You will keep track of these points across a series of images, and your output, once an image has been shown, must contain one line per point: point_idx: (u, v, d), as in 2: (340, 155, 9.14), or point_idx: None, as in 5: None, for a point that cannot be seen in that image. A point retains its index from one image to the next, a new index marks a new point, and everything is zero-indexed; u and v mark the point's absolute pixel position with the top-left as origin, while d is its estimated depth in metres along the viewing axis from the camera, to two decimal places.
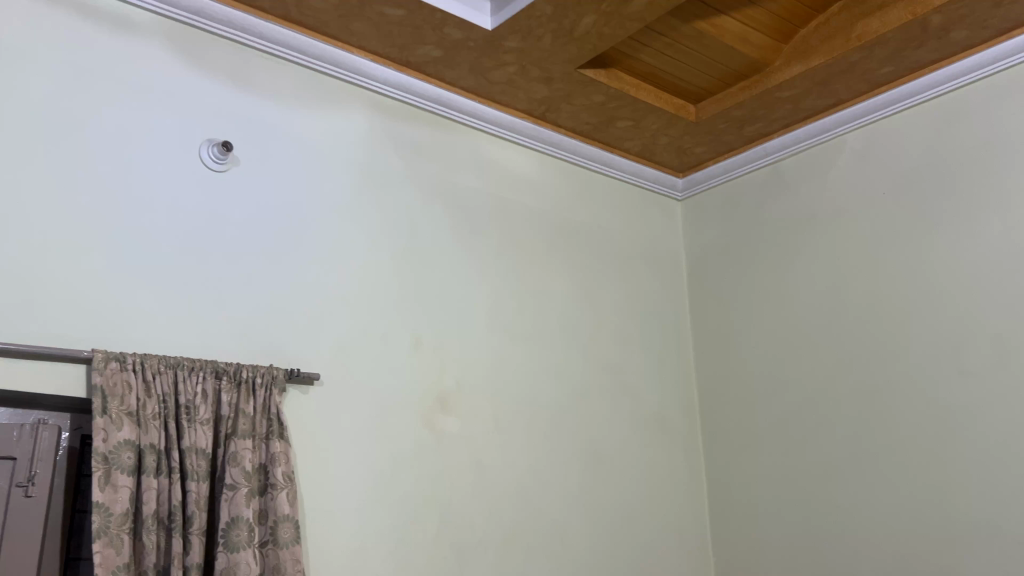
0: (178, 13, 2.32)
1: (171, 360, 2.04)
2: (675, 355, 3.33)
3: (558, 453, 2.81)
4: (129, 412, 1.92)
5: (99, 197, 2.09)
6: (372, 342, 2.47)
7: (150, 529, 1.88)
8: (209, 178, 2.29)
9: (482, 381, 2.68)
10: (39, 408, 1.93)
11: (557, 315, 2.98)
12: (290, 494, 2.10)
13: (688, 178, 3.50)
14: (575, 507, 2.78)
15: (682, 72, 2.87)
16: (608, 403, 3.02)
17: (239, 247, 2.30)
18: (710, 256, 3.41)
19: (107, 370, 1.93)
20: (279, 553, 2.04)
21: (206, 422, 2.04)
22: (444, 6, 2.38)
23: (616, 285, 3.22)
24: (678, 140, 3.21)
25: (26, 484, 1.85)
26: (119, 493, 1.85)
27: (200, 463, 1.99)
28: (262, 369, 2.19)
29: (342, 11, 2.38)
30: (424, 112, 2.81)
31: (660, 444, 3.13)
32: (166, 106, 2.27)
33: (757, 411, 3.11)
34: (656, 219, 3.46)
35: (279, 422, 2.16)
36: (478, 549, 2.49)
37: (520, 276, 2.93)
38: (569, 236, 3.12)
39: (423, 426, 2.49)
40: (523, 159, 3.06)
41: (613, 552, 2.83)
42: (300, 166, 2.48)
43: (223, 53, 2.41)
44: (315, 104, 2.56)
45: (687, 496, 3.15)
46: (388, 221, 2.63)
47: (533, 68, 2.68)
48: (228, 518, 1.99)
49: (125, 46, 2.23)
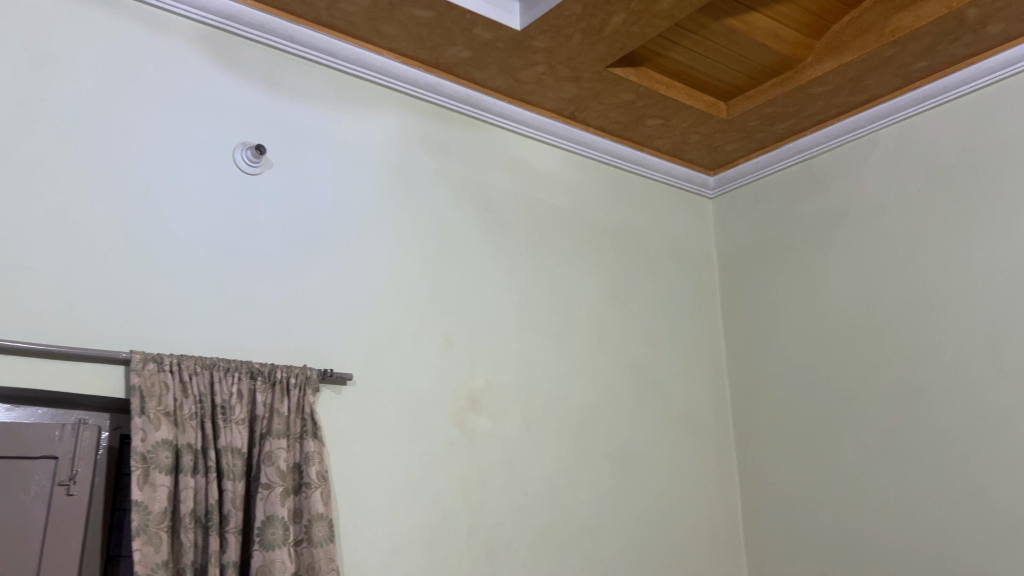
0: (211, 19, 2.35)
1: (207, 361, 2.07)
2: (707, 354, 3.32)
3: (589, 452, 2.80)
4: (167, 412, 1.96)
5: (137, 202, 2.13)
6: (403, 341, 2.48)
7: (188, 527, 1.91)
8: (242, 181, 2.32)
9: (512, 380, 2.69)
10: (79, 408, 1.99)
11: (587, 314, 2.98)
12: (324, 494, 2.13)
13: (719, 176, 3.48)
14: (606, 506, 2.77)
15: (713, 70, 2.85)
16: (639, 402, 3.01)
17: (272, 249, 2.32)
18: (742, 255, 3.39)
19: (145, 370, 1.96)
20: (313, 552, 2.06)
21: (241, 422, 2.07)
22: (473, 7, 2.39)
23: (646, 284, 3.20)
24: (709, 138, 3.19)
25: (67, 483, 1.89)
26: (158, 492, 1.89)
27: (235, 463, 2.02)
28: (296, 369, 2.21)
29: (372, 14, 2.40)
30: (454, 113, 2.82)
31: (692, 444, 3.12)
32: (200, 110, 2.30)
33: (791, 410, 3.09)
34: (686, 217, 3.45)
35: (313, 422, 2.19)
36: (509, 549, 2.50)
37: (550, 275, 2.92)
38: (599, 235, 3.12)
39: (453, 426, 2.50)
40: (552, 159, 3.06)
41: (644, 552, 2.82)
42: (331, 168, 2.50)
43: (255, 58, 2.44)
44: (346, 107, 2.58)
45: (719, 496, 3.14)
46: (418, 221, 2.64)
47: (562, 68, 2.68)
48: (263, 517, 2.02)
49: (162, 52, 2.27)
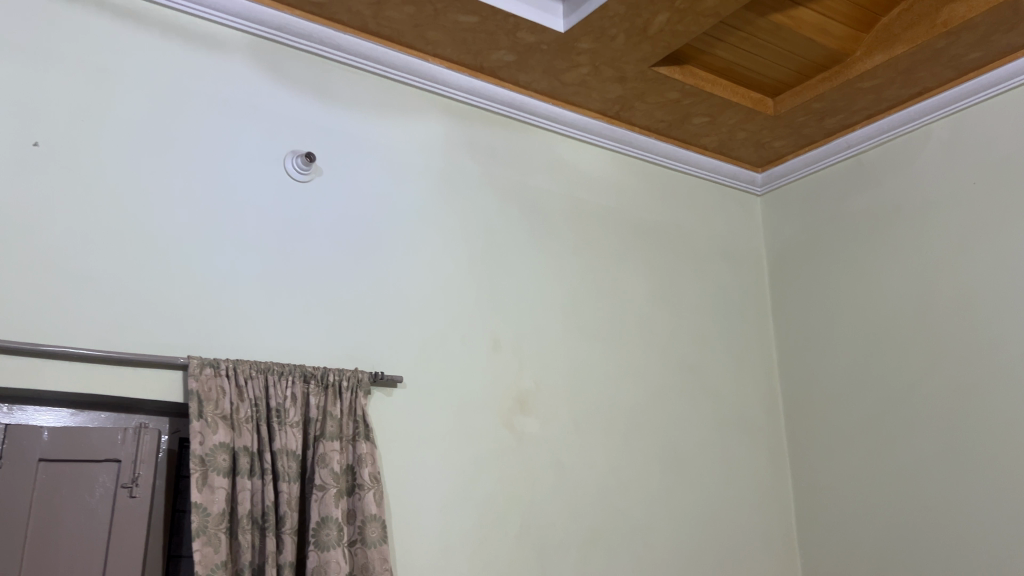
0: (261, 30, 2.40)
1: (262, 365, 2.12)
2: (758, 353, 3.28)
3: (638, 453, 2.79)
4: (224, 415, 2.01)
5: (193, 211, 2.19)
6: (451, 344, 2.50)
7: (245, 528, 1.96)
8: (293, 188, 2.37)
9: (561, 382, 2.69)
10: (139, 413, 2.06)
11: (634, 315, 2.97)
12: (377, 494, 2.16)
13: (768, 173, 3.43)
14: (657, 506, 2.76)
15: (760, 66, 2.82)
16: (689, 403, 2.99)
17: (322, 256, 2.36)
18: (792, 252, 3.34)
19: (203, 375, 2.02)
20: (367, 552, 2.09)
21: (295, 424, 2.11)
22: (517, 11, 2.40)
23: (694, 282, 3.18)
24: (757, 135, 3.15)
25: (130, 485, 1.95)
26: (216, 493, 1.94)
27: (291, 464, 2.06)
28: (347, 372, 2.24)
29: (418, 20, 2.43)
30: (498, 116, 2.83)
31: (743, 444, 3.08)
32: (251, 120, 2.35)
33: (844, 409, 3.04)
34: (734, 215, 3.41)
35: (365, 424, 2.22)
36: (559, 550, 2.50)
37: (595, 276, 2.92)
38: (645, 235, 3.10)
39: (502, 427, 2.52)
40: (597, 159, 3.05)
41: (695, 552, 2.80)
42: (379, 173, 2.54)
43: (304, 67, 2.48)
44: (393, 113, 2.62)
45: (772, 496, 3.09)
46: (464, 224, 2.66)
47: (607, 68, 2.67)
48: (318, 517, 2.06)
49: (214, 64, 2.33)
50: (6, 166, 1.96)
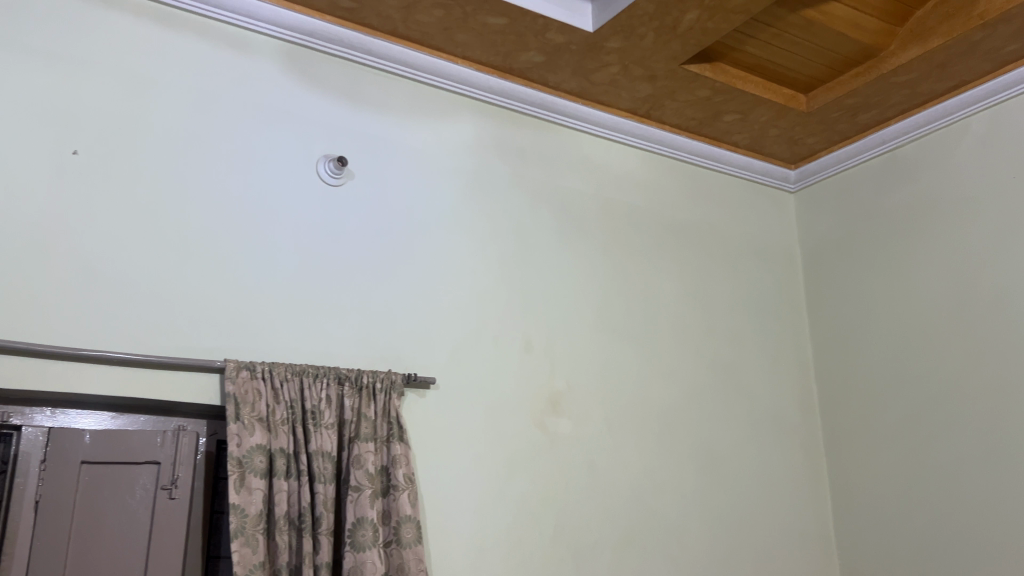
0: (292, 36, 2.42)
1: (297, 367, 2.14)
2: (793, 352, 3.24)
3: (672, 453, 2.78)
4: (260, 417, 2.04)
5: (227, 215, 2.22)
6: (483, 345, 2.51)
7: (283, 529, 1.98)
8: (325, 192, 2.39)
9: (593, 382, 2.69)
10: (177, 415, 2.08)
11: (666, 315, 2.95)
12: (411, 495, 2.17)
13: (801, 169, 3.39)
14: (691, 507, 2.75)
15: (792, 62, 2.79)
16: (722, 402, 2.96)
17: (355, 259, 2.38)
18: (827, 249, 3.30)
19: (239, 378, 2.04)
20: (403, 553, 2.11)
21: (330, 426, 2.13)
22: (546, 12, 2.40)
23: (726, 281, 3.15)
24: (789, 131, 3.12)
25: (170, 487, 1.99)
26: (253, 495, 1.96)
27: (326, 466, 2.08)
28: (381, 374, 2.26)
29: (447, 23, 2.44)
30: (528, 117, 2.83)
31: (779, 444, 3.06)
32: (283, 125, 2.38)
33: (881, 408, 3.00)
34: (767, 212, 3.37)
35: (399, 425, 2.23)
36: (594, 551, 2.50)
37: (626, 275, 2.90)
38: (677, 233, 3.08)
39: (535, 428, 2.52)
40: (628, 158, 3.04)
41: (731, 553, 2.78)
42: (410, 176, 2.55)
43: (334, 72, 2.50)
44: (423, 116, 2.63)
45: (809, 496, 3.06)
46: (494, 225, 2.67)
47: (636, 67, 2.67)
48: (354, 518, 2.08)
49: (246, 70, 2.35)
50: (46, 175, 2.01)
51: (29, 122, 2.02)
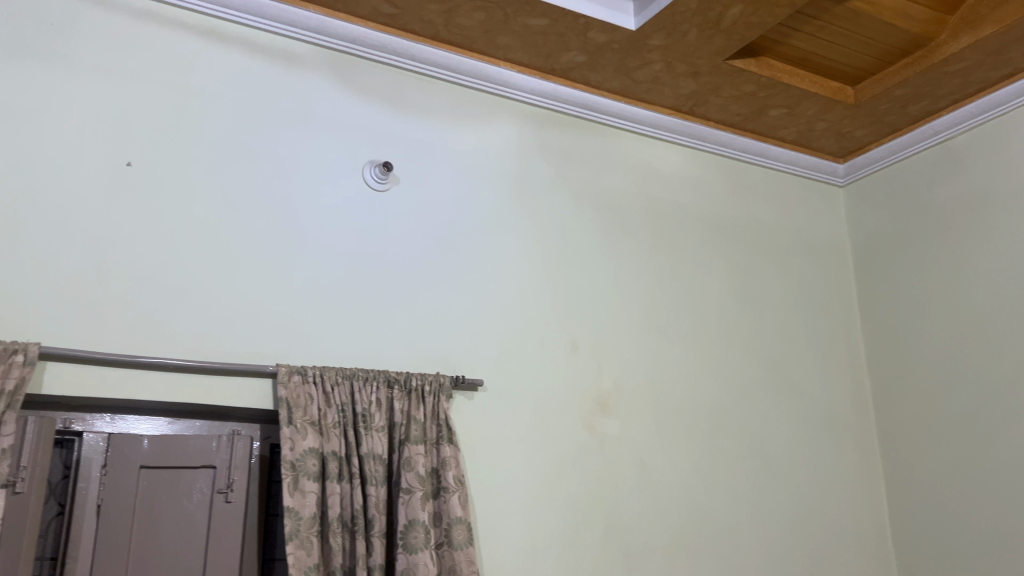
0: (336, 43, 2.45)
1: (347, 371, 2.17)
2: (845, 348, 3.19)
3: (722, 452, 2.75)
4: (312, 421, 2.07)
5: (275, 223, 2.25)
6: (530, 347, 2.51)
7: (336, 531, 2.01)
8: (372, 198, 2.41)
9: (641, 382, 2.67)
10: (232, 420, 2.13)
11: (714, 313, 2.92)
12: (462, 497, 2.18)
13: (850, 163, 3.34)
14: (743, 506, 2.72)
15: (839, 54, 2.75)
16: (773, 401, 2.93)
17: (402, 264, 2.40)
18: (878, 243, 3.24)
19: (291, 383, 2.08)
20: (454, 554, 2.12)
21: (381, 429, 2.15)
22: (588, 12, 2.40)
23: (775, 278, 3.11)
24: (836, 125, 3.07)
25: (226, 490, 2.01)
26: (307, 498, 1.99)
27: (377, 469, 2.11)
28: (429, 377, 2.28)
29: (488, 26, 2.45)
30: (571, 117, 2.83)
31: (832, 442, 3.01)
32: (329, 132, 2.40)
33: (937, 404, 2.93)
34: (815, 207, 3.32)
35: (449, 428, 2.25)
36: (645, 551, 2.48)
37: (673, 274, 2.88)
38: (723, 230, 3.05)
39: (583, 429, 2.52)
40: (672, 156, 3.01)
41: (785, 553, 2.75)
42: (455, 179, 2.56)
43: (378, 78, 2.52)
44: (466, 119, 2.64)
45: (864, 495, 3.01)
46: (539, 226, 2.67)
47: (680, 64, 2.64)
48: (405, 520, 2.10)
49: (292, 79, 2.39)
50: (102, 187, 2.06)
51: (85, 136, 2.08)
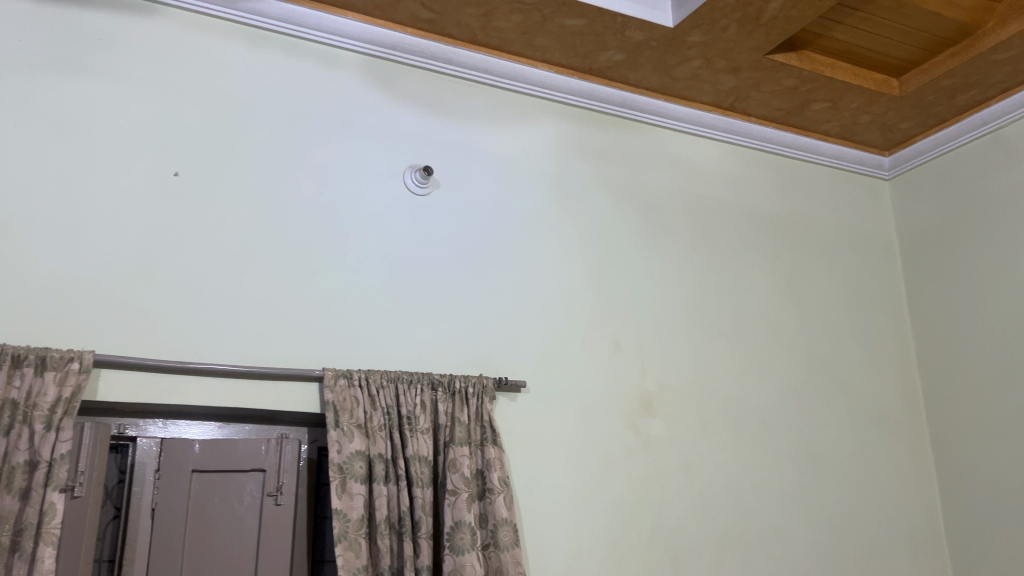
0: (375, 50, 2.47)
1: (392, 375, 2.19)
2: (894, 344, 3.13)
3: (768, 451, 2.72)
4: (358, 424, 2.10)
5: (320, 229, 2.28)
6: (573, 348, 2.51)
7: (384, 533, 2.03)
8: (413, 202, 2.43)
9: (685, 381, 2.65)
10: (280, 424, 2.17)
11: (758, 311, 2.89)
12: (507, 498, 2.19)
13: (896, 156, 3.28)
14: (791, 506, 2.69)
15: (882, 46, 2.70)
16: (819, 399, 2.88)
17: (444, 267, 2.41)
18: (926, 236, 3.18)
19: (337, 387, 2.10)
20: (501, 556, 2.13)
21: (426, 431, 2.17)
22: (626, 10, 2.39)
23: (820, 274, 3.07)
24: (881, 117, 3.02)
25: (275, 492, 2.04)
26: (355, 500, 2.02)
27: (423, 470, 2.12)
28: (473, 378, 2.29)
29: (526, 28, 2.45)
30: (610, 117, 2.82)
31: (881, 440, 2.96)
32: (370, 138, 2.43)
33: (991, 400, 2.87)
34: (860, 200, 3.26)
35: (493, 429, 2.26)
36: (693, 552, 2.47)
37: (717, 272, 2.86)
38: (766, 226, 3.01)
39: (628, 429, 2.51)
40: (713, 152, 2.99)
41: (836, 553, 2.71)
42: (495, 182, 2.57)
43: (418, 83, 2.54)
44: (506, 122, 2.64)
45: (915, 494, 2.95)
46: (579, 227, 2.66)
47: (719, 60, 2.62)
48: (452, 522, 2.11)
49: (334, 87, 2.42)
50: (150, 198, 2.11)
51: (134, 148, 2.12)
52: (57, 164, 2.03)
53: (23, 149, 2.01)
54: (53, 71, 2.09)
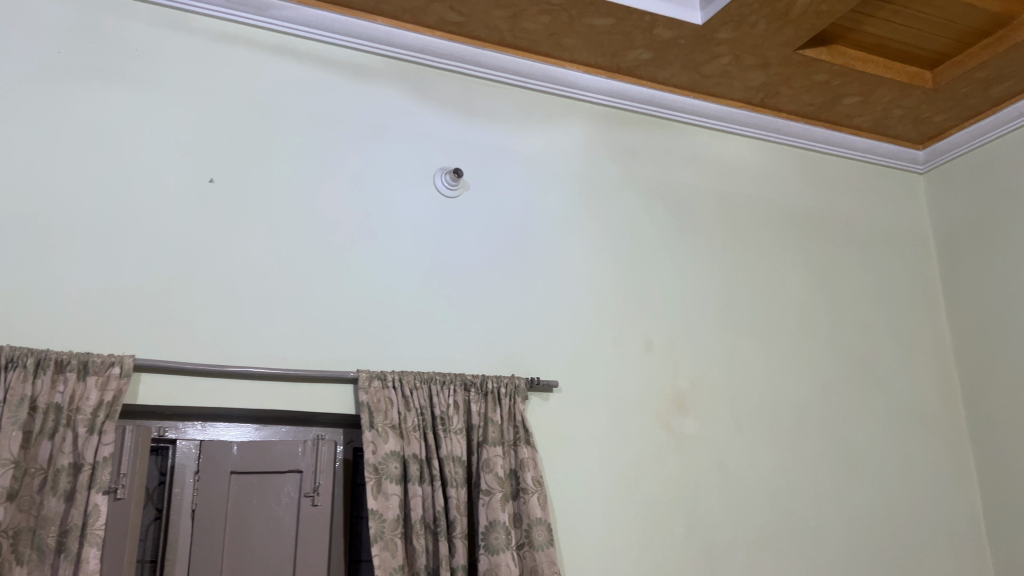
0: (405, 54, 2.49)
1: (425, 376, 2.21)
2: (929, 340, 3.10)
3: (803, 449, 2.70)
4: (393, 425, 2.12)
5: (353, 233, 2.30)
6: (605, 347, 2.51)
7: (419, 533, 2.05)
8: (444, 204, 2.45)
9: (717, 379, 2.64)
10: (316, 425, 2.18)
11: (791, 308, 2.87)
12: (541, 498, 2.20)
13: (930, 149, 3.24)
14: (827, 504, 2.67)
15: (914, 38, 2.67)
16: (854, 396, 2.86)
17: (477, 268, 2.43)
18: (962, 231, 3.13)
19: (372, 388, 2.13)
20: (535, 555, 2.14)
21: (460, 431, 2.18)
22: (654, 9, 2.39)
23: (854, 270, 3.04)
24: (914, 110, 2.98)
25: (312, 493, 2.07)
26: (390, 500, 2.04)
27: (457, 470, 2.14)
28: (505, 379, 2.30)
29: (554, 29, 2.46)
30: (639, 115, 2.82)
31: (918, 438, 2.92)
32: (401, 142, 2.45)
33: None
34: (894, 195, 3.23)
35: (525, 429, 2.27)
36: (727, 550, 2.46)
37: (748, 269, 2.84)
38: (798, 222, 2.99)
39: (660, 428, 2.51)
40: (743, 149, 2.97)
41: (872, 552, 2.68)
42: (525, 183, 2.58)
43: (447, 86, 2.55)
44: (535, 122, 2.65)
45: (954, 492, 2.91)
46: (609, 226, 2.66)
47: (749, 56, 2.61)
48: (486, 522, 2.13)
49: (364, 92, 2.44)
50: (186, 204, 2.14)
51: (170, 156, 2.16)
52: (96, 172, 2.08)
53: (63, 158, 2.05)
54: (91, 81, 2.14)
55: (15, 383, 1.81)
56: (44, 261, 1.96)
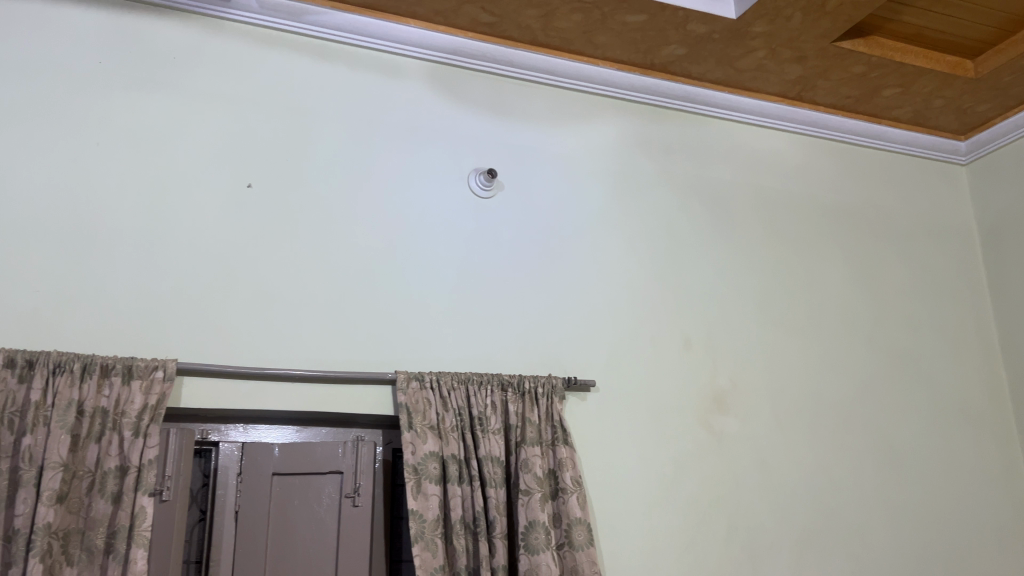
0: (438, 56, 2.50)
1: (462, 376, 2.22)
2: (975, 335, 3.03)
3: (846, 446, 2.66)
4: (431, 425, 2.13)
5: (391, 236, 2.31)
6: (642, 346, 2.50)
7: (459, 533, 2.06)
8: (479, 205, 2.45)
9: (757, 377, 2.62)
10: (356, 426, 2.21)
11: (832, 304, 2.83)
12: (580, 498, 2.19)
13: (972, 140, 3.18)
14: (871, 501, 2.63)
15: (954, 27, 2.62)
16: (898, 393, 2.81)
17: (513, 268, 2.43)
18: (1008, 222, 3.06)
19: (410, 389, 2.14)
20: (575, 555, 2.13)
21: (497, 432, 2.19)
22: (687, 4, 2.37)
23: (895, 265, 2.99)
24: (956, 100, 2.93)
25: (353, 494, 2.09)
26: (430, 500, 2.05)
27: (496, 471, 2.14)
28: (542, 379, 2.30)
29: (587, 27, 2.45)
30: (674, 112, 2.80)
31: (964, 435, 2.87)
32: (436, 144, 2.45)
33: None
34: (936, 187, 3.17)
35: (563, 429, 2.26)
36: (770, 550, 2.44)
37: (787, 265, 2.81)
38: (837, 217, 2.95)
39: (700, 427, 2.49)
40: (779, 143, 2.94)
41: (919, 552, 2.64)
42: (559, 182, 2.57)
43: (480, 86, 2.56)
44: (568, 121, 2.64)
45: (1003, 490, 2.85)
46: (645, 224, 2.65)
47: (784, 50, 2.58)
48: (526, 522, 2.12)
49: (399, 95, 2.45)
50: (225, 210, 2.17)
51: (209, 163, 2.19)
52: (137, 180, 2.11)
53: (105, 167, 2.09)
54: (130, 90, 2.18)
55: (62, 388, 1.85)
56: (89, 268, 2.01)
